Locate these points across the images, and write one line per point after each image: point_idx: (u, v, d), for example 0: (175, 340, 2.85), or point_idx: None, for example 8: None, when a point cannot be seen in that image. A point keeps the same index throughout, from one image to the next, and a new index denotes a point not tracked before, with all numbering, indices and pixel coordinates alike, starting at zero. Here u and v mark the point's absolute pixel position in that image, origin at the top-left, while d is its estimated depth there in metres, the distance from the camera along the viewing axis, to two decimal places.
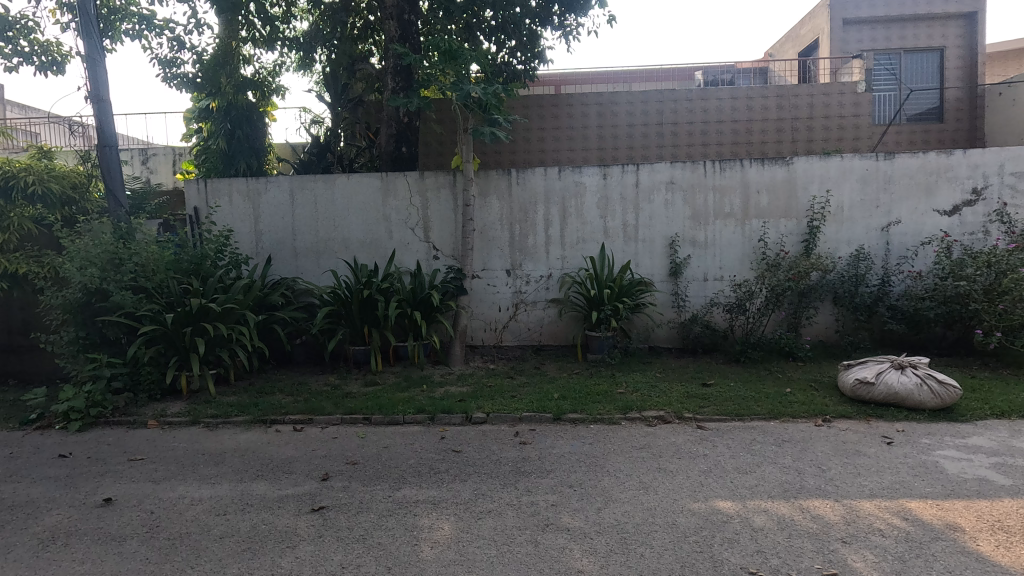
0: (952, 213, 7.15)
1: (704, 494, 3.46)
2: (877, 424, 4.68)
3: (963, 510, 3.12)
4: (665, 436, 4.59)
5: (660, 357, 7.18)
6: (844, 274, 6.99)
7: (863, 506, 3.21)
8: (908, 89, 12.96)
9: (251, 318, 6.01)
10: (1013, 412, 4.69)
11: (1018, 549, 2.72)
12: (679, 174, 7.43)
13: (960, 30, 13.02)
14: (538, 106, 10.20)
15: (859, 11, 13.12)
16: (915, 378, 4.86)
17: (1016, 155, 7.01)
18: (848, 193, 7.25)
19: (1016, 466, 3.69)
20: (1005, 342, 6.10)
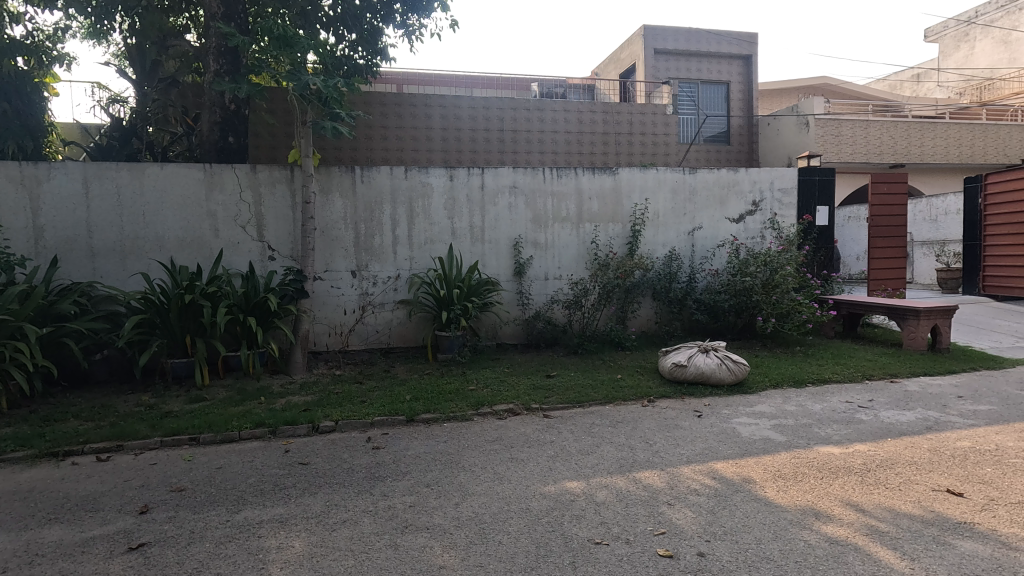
0: (739, 221, 8.57)
1: (553, 478, 3.72)
2: (689, 401, 5.44)
3: (754, 465, 3.78)
4: (514, 427, 4.82)
5: (507, 353, 7.48)
6: (661, 272, 7.98)
7: (683, 472, 3.72)
8: (705, 115, 15.20)
9: (31, 332, 4.95)
10: (784, 382, 5.79)
11: (791, 490, 3.38)
12: (521, 179, 7.83)
13: (741, 69, 15.64)
14: (381, 103, 9.96)
15: (666, 44, 15.08)
16: (716, 358, 5.75)
17: (782, 174, 8.65)
18: (663, 202, 8.30)
19: (789, 426, 4.57)
20: (778, 326, 7.43)
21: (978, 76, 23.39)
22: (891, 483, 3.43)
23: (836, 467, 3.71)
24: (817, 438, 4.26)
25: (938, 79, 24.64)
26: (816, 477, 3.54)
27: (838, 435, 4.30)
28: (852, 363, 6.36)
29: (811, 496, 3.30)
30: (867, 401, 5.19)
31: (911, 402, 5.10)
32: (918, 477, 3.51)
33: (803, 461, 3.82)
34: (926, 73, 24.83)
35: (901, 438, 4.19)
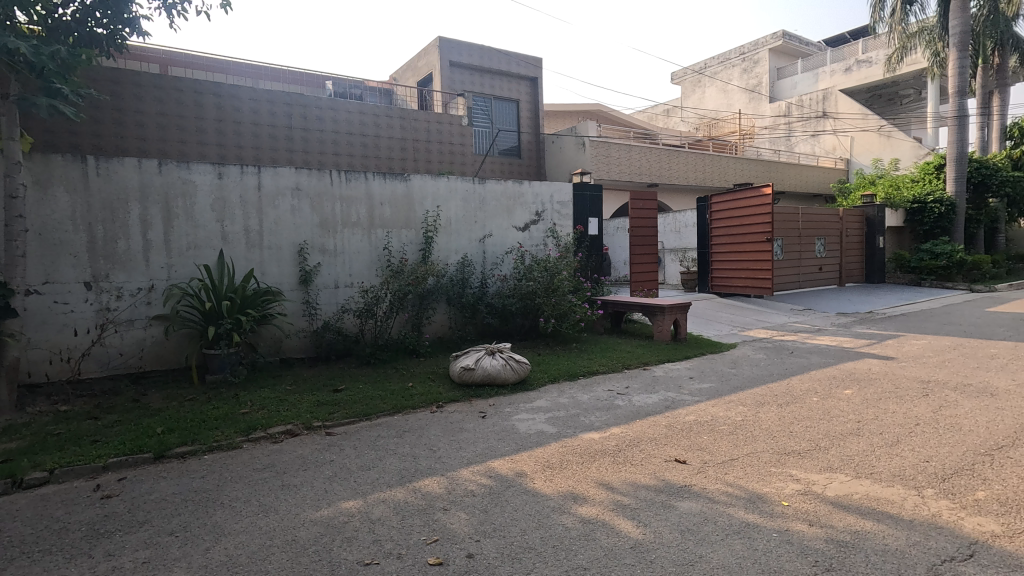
0: (524, 230, 9.21)
1: (328, 500, 3.48)
2: (476, 403, 5.63)
3: (528, 459, 4.04)
4: (291, 450, 4.42)
5: (291, 368, 6.88)
6: (454, 278, 8.17)
7: (462, 474, 3.80)
8: (498, 129, 16.18)
9: None
10: (560, 377, 6.34)
11: (556, 478, 3.68)
12: (305, 181, 7.30)
13: (528, 89, 16.95)
14: (134, 83, 8.50)
15: (461, 57, 15.59)
16: (501, 359, 6.05)
17: (559, 189, 9.55)
18: (454, 209, 8.51)
19: (561, 417, 5.00)
20: (557, 326, 8.11)
21: (708, 117, 29.02)
22: (635, 459, 3.95)
23: (594, 450, 4.16)
24: (583, 426, 4.73)
25: (680, 115, 29.89)
26: (578, 463, 3.92)
27: (599, 421, 4.84)
28: (615, 355, 7.27)
29: (572, 481, 3.63)
30: (624, 388, 5.96)
31: (656, 386, 5.99)
32: (656, 451, 4.11)
33: (569, 449, 4.20)
34: (673, 109, 29.99)
35: (647, 418, 4.88)
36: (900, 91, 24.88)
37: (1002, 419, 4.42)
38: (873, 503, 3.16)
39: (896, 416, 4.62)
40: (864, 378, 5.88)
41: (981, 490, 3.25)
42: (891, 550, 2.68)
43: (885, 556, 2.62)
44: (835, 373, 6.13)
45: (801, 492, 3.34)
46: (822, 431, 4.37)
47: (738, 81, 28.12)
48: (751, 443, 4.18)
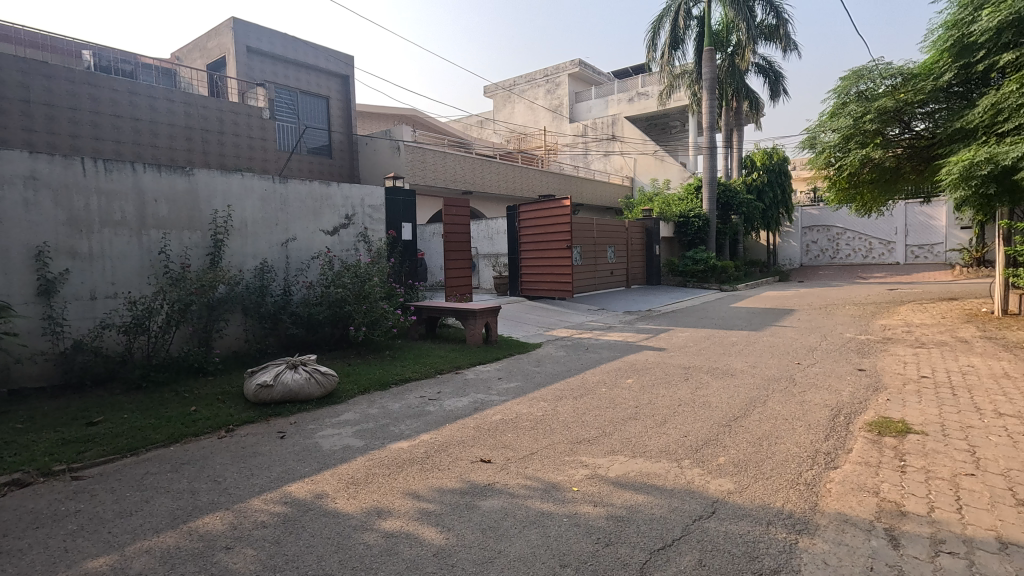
0: (333, 234, 8.73)
1: (71, 560, 2.84)
2: (274, 422, 5.14)
3: (330, 478, 3.79)
4: (19, 505, 3.52)
5: (27, 402, 5.50)
6: (250, 287, 7.36)
7: (252, 505, 3.41)
8: (305, 126, 15.28)
9: None
10: (371, 387, 6.12)
11: (360, 494, 3.51)
12: (44, 168, 5.94)
13: (339, 87, 16.25)
14: None
15: (260, 44, 14.31)
16: (305, 373, 5.62)
17: (370, 192, 9.27)
18: (250, 210, 7.70)
19: (368, 429, 4.81)
20: (368, 334, 7.68)
21: (517, 131, 30.95)
22: (442, 464, 3.97)
23: (402, 460, 4.07)
24: (391, 436, 4.61)
25: (493, 127, 31.43)
26: (384, 475, 3.80)
27: (408, 430, 4.78)
28: (429, 361, 7.27)
29: (376, 495, 3.50)
30: (436, 393, 5.98)
31: (467, 389, 6.13)
32: (463, 453, 4.18)
33: (375, 462, 4.05)
34: (486, 121, 31.33)
35: (456, 422, 4.96)
36: (670, 122, 29.44)
37: (737, 394, 5.44)
38: (644, 478, 3.63)
39: (664, 399, 5.39)
40: (642, 368, 6.77)
41: (722, 456, 3.94)
42: (655, 517, 3.09)
43: (651, 523, 3.02)
44: (620, 365, 6.95)
45: (589, 476, 3.69)
46: (608, 418, 4.90)
47: (543, 100, 30.49)
48: (549, 436, 4.49)
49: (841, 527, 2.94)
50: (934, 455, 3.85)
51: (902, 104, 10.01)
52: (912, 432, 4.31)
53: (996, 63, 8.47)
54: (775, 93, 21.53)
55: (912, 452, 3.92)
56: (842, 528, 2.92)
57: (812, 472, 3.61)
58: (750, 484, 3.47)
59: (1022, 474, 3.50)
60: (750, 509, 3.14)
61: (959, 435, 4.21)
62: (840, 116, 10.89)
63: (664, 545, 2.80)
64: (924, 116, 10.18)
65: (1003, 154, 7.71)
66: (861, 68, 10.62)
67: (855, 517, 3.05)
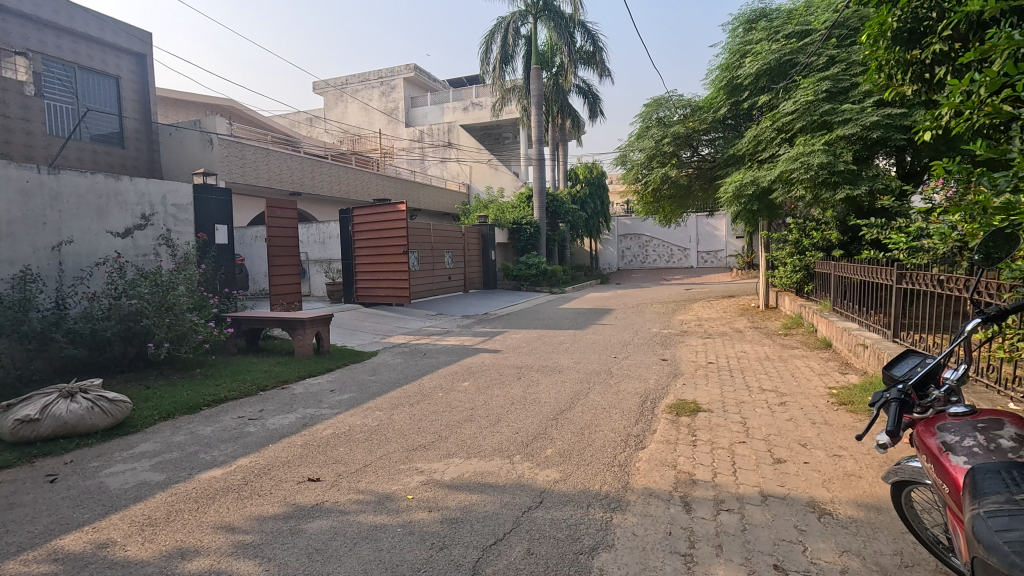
0: (125, 236, 7.49)
1: None
2: (42, 464, 4.23)
3: (118, 522, 3.22)
4: None
5: None
6: (5, 300, 5.97)
7: (7, 569, 2.76)
8: (86, 108, 12.94)
9: None
10: (176, 412, 5.36)
11: (159, 537, 3.04)
12: None
13: (133, 67, 14.04)
14: None
15: (21, 6, 11.67)
16: (86, 402, 4.72)
17: (174, 189, 8.16)
18: (4, 206, 6.27)
19: (172, 460, 4.20)
20: (173, 351, 6.69)
21: (351, 132, 29.74)
22: (263, 489, 3.62)
23: (214, 491, 3.63)
24: (200, 465, 4.08)
25: (324, 126, 29.78)
26: (191, 510, 3.35)
27: (222, 455, 4.28)
28: (249, 377, 6.60)
29: (180, 534, 3.07)
30: (257, 412, 5.44)
31: (294, 404, 5.69)
32: (288, 475, 3.87)
33: (179, 497, 3.54)
34: (316, 119, 29.58)
35: (279, 441, 4.56)
36: (503, 133, 30.77)
37: (564, 389, 5.86)
38: (478, 478, 3.71)
39: (498, 399, 5.60)
40: (478, 370, 6.94)
41: (549, 448, 4.20)
42: (487, 515, 3.18)
43: (484, 520, 3.10)
44: (457, 369, 7.03)
45: (424, 482, 3.66)
46: (444, 422, 4.93)
47: (378, 102, 29.73)
48: (383, 446, 4.36)
49: (647, 500, 3.33)
50: (717, 428, 4.56)
51: (691, 130, 11.74)
52: (701, 411, 5.05)
53: (756, 102, 10.33)
54: (594, 113, 23.70)
55: (701, 427, 4.59)
56: (648, 501, 3.31)
57: (625, 455, 4.03)
58: (574, 471, 3.75)
59: (777, 437, 4.32)
60: (572, 495, 3.40)
61: (735, 409, 5.04)
62: (645, 138, 12.38)
63: (496, 540, 2.90)
64: (707, 142, 12.04)
65: (763, 177, 9.45)
66: (660, 97, 12.13)
67: (658, 489, 3.48)
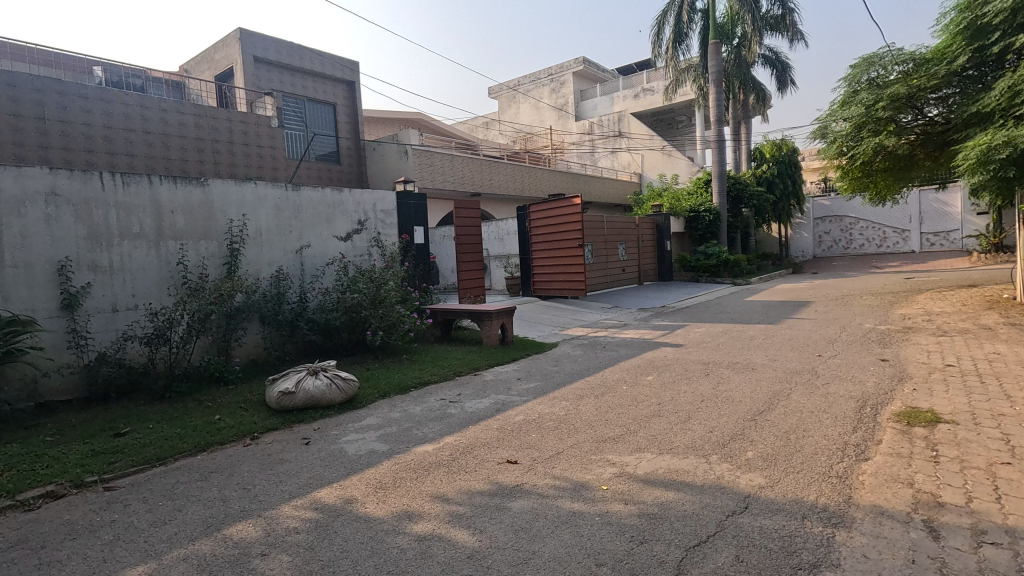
0: (346, 239, 8.78)
1: (107, 571, 2.87)
2: (298, 428, 5.17)
3: (358, 483, 3.80)
4: (54, 517, 3.59)
5: (53, 414, 5.59)
6: (267, 294, 7.41)
7: (284, 511, 3.44)
8: (312, 133, 15.43)
9: None
10: (391, 391, 6.14)
11: (388, 499, 3.52)
12: (65, 183, 6.03)
13: (345, 94, 16.37)
14: None
15: (267, 53, 14.43)
16: (326, 380, 5.65)
17: (382, 197, 9.32)
18: (265, 219, 7.79)
19: (392, 433, 4.83)
20: (386, 338, 7.76)
21: (523, 131, 30.92)
22: (469, 466, 3.97)
23: (428, 463, 4.09)
24: (415, 440, 4.62)
25: (499, 128, 31.41)
26: (412, 479, 3.81)
27: (432, 432, 4.79)
28: (447, 363, 7.29)
29: (405, 499, 3.51)
30: (456, 396, 5.98)
31: (487, 390, 6.13)
32: (488, 455, 4.18)
33: (401, 466, 4.05)
34: (491, 122, 31.29)
35: (478, 424, 4.96)
36: (676, 117, 29.33)
37: (760, 389, 5.39)
38: (673, 475, 3.60)
39: (686, 395, 5.35)
40: (661, 364, 6.73)
41: (750, 450, 3.90)
42: (689, 514, 3.06)
43: (685, 520, 3.00)
44: (639, 363, 6.90)
45: (617, 474, 3.67)
46: (632, 416, 4.88)
47: (548, 99, 30.43)
48: (573, 435, 4.48)
49: (879, 520, 2.90)
50: (966, 444, 3.80)
51: (915, 90, 9.88)
52: (942, 422, 4.25)
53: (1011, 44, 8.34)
54: (783, 83, 21.32)
55: (944, 442, 3.86)
56: (880, 521, 2.89)
57: (843, 464, 3.57)
58: (782, 478, 3.44)
59: None
60: (784, 504, 3.11)
61: (990, 423, 4.15)
62: (852, 104, 10.78)
63: (700, 541, 2.78)
64: (937, 101, 10.03)
65: None
66: (871, 54, 10.51)
67: (892, 509, 3.01)
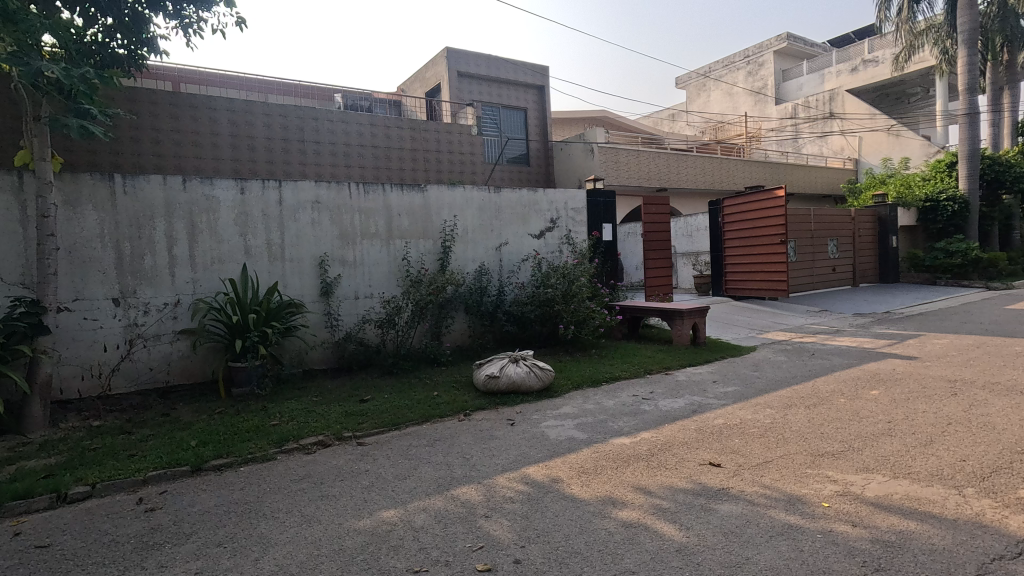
0: (540, 237, 9.27)
1: (368, 510, 3.52)
2: (503, 410, 5.68)
3: (561, 465, 4.06)
4: (325, 461, 4.50)
5: (315, 379, 6.94)
6: (472, 287, 8.21)
7: (499, 481, 3.84)
8: (506, 137, 16.45)
9: None
10: (583, 383, 6.38)
11: (592, 483, 3.70)
12: (324, 194, 7.41)
13: (535, 98, 17.18)
14: (191, 105, 9.82)
15: (469, 67, 15.83)
16: (525, 367, 6.09)
17: (574, 196, 9.62)
18: (471, 219, 8.61)
19: (589, 423, 5.03)
20: (576, 332, 8.07)
21: (714, 120, 29.08)
22: (669, 463, 3.97)
23: (628, 455, 4.18)
24: (612, 432, 4.75)
25: (686, 119, 30.03)
26: (613, 468, 3.94)
27: (629, 426, 4.88)
28: (637, 360, 7.29)
29: (608, 485, 3.65)
30: (649, 393, 5.98)
31: (681, 390, 6.01)
32: (689, 455, 4.12)
33: (601, 454, 4.21)
34: (678, 113, 30.06)
35: (675, 423, 4.90)
36: (907, 90, 24.92)
37: None
38: (914, 503, 3.16)
39: (925, 416, 4.62)
40: (890, 378, 5.87)
41: (1022, 488, 3.24)
42: (938, 549, 2.68)
43: (933, 554, 2.63)
44: (860, 374, 6.11)
45: (840, 493, 3.35)
46: (854, 432, 4.37)
47: (743, 84, 28.19)
48: (783, 445, 4.19)
49: None
50: None
51: None
52: None
53: None
54: None
55: None
56: None
57: None
58: None
59: None
60: None
61: None
62: None
63: None
64: None
65: None
66: None
67: None
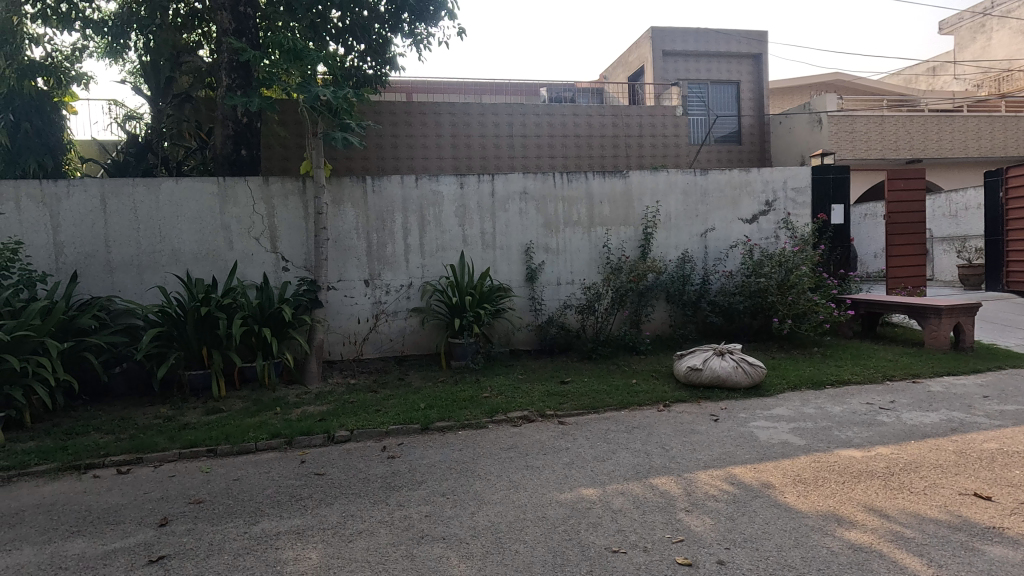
0: (752, 221, 8.49)
1: (569, 485, 3.69)
2: (705, 404, 5.41)
3: (773, 470, 3.72)
4: (530, 434, 4.85)
5: (520, 359, 7.46)
6: (674, 275, 7.91)
7: (700, 477, 3.69)
8: (715, 115, 15.13)
9: (91, 359, 5.52)
10: (802, 384, 5.72)
11: (811, 495, 3.33)
12: (531, 184, 7.85)
13: (750, 68, 15.61)
14: (420, 112, 11.17)
15: (675, 45, 15.14)
16: (732, 362, 5.68)
17: (795, 174, 8.56)
18: (674, 205, 8.27)
19: (809, 429, 4.49)
20: (794, 327, 7.30)
21: (997, 68, 23.01)
22: (915, 486, 3.36)
23: (859, 470, 3.64)
24: (838, 441, 4.18)
25: (954, 71, 24.35)
26: (839, 482, 3.48)
27: (860, 438, 4.23)
28: (873, 363, 6.26)
29: (832, 501, 3.24)
30: (888, 402, 5.09)
31: (934, 403, 4.99)
32: (944, 480, 3.43)
33: (823, 465, 3.75)
34: (943, 66, 24.49)
35: (925, 440, 4.11)
36: None
37: None
38: None
39: None
40: None
41: None
42: None
43: None
44: None
45: None
46: None
47: None
48: None
49: None
50: None
51: None
52: None
53: None
54: None
55: None
56: None
57: None
58: None
59: None
60: None
61: None
62: None
63: None
64: None
65: None
66: None
67: None
